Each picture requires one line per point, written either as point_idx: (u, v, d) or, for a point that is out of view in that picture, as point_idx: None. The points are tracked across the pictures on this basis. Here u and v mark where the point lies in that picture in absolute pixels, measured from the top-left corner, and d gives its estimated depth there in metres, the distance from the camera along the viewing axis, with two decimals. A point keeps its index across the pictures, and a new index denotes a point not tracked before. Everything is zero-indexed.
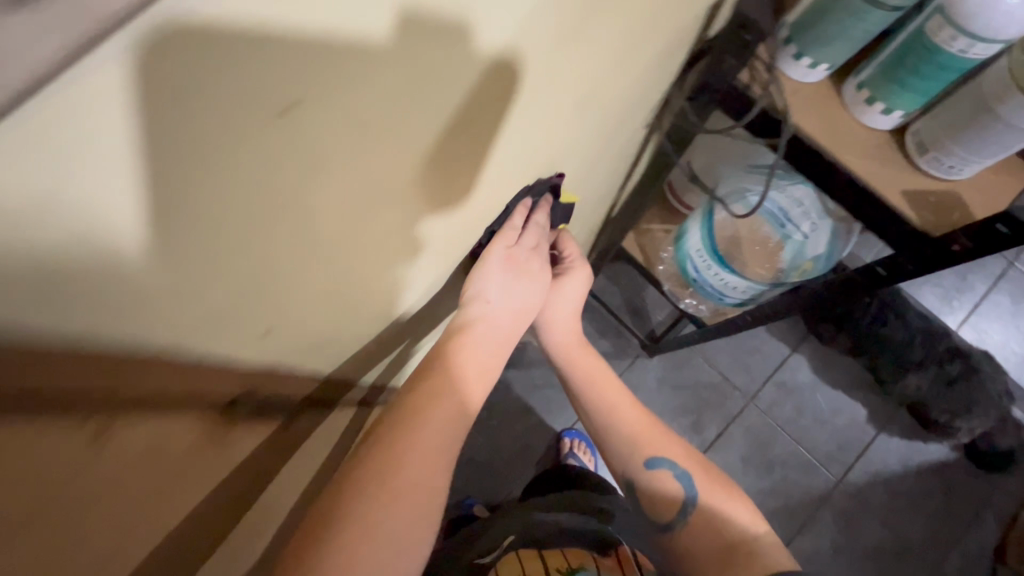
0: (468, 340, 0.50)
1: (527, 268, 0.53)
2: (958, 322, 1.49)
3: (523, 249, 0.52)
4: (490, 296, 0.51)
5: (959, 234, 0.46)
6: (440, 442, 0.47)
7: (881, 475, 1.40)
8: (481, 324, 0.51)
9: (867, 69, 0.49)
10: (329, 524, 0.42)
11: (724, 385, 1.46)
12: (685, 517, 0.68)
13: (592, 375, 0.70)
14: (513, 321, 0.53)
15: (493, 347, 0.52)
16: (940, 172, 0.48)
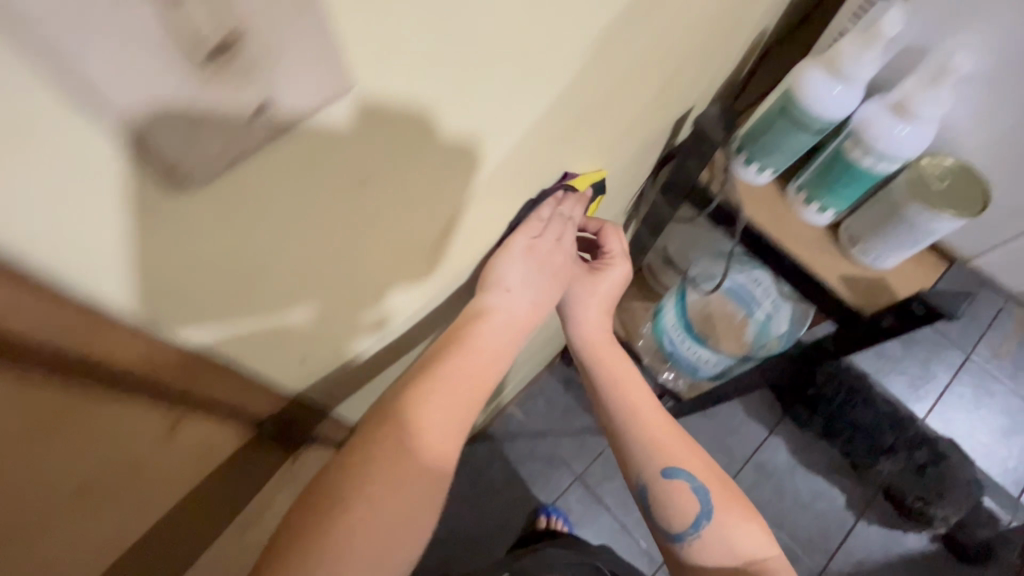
0: (465, 339, 0.43)
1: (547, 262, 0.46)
2: (926, 411, 1.56)
3: (546, 244, 0.46)
4: (509, 284, 0.44)
5: (885, 313, 0.54)
6: (439, 435, 0.40)
7: (863, 564, 1.40)
8: (491, 316, 0.44)
9: (803, 176, 0.59)
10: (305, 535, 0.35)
11: None
12: (696, 533, 0.52)
13: (614, 373, 0.55)
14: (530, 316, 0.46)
15: (486, 351, 0.44)
16: (866, 261, 0.58)
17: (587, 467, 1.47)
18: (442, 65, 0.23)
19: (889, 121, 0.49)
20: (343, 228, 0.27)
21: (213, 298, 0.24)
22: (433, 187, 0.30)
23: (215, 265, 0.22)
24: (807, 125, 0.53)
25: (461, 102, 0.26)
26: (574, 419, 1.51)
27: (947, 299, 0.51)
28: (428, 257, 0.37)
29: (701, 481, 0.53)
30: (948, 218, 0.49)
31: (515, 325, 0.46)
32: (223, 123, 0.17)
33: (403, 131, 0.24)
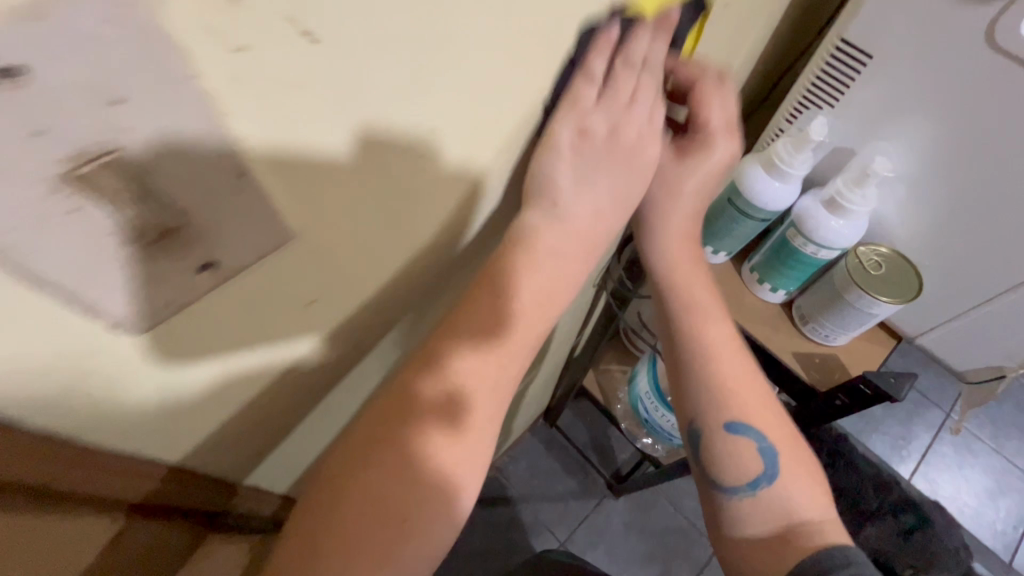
0: (534, 269, 0.34)
1: (612, 152, 0.35)
2: (910, 472, 1.55)
3: (603, 123, 0.34)
4: (560, 194, 0.34)
5: (839, 391, 0.55)
6: (483, 421, 0.33)
7: None
8: (546, 232, 0.34)
9: (755, 258, 0.63)
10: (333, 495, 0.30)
11: (692, 531, 1.44)
12: (752, 490, 0.48)
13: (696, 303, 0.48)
14: (593, 222, 0.36)
15: (555, 292, 0.35)
16: (818, 337, 0.60)
17: (570, 534, 1.43)
18: (384, 216, 0.25)
19: (825, 215, 0.53)
20: (289, 347, 0.27)
21: (146, 416, 0.23)
22: (387, 302, 0.31)
23: (155, 389, 0.22)
24: (752, 215, 0.57)
25: (412, 230, 0.28)
26: (556, 483, 1.48)
27: (895, 380, 0.52)
28: (380, 356, 0.38)
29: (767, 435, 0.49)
30: (886, 302, 0.52)
31: (581, 234, 0.36)
32: (169, 283, 0.19)
33: (356, 258, 0.26)
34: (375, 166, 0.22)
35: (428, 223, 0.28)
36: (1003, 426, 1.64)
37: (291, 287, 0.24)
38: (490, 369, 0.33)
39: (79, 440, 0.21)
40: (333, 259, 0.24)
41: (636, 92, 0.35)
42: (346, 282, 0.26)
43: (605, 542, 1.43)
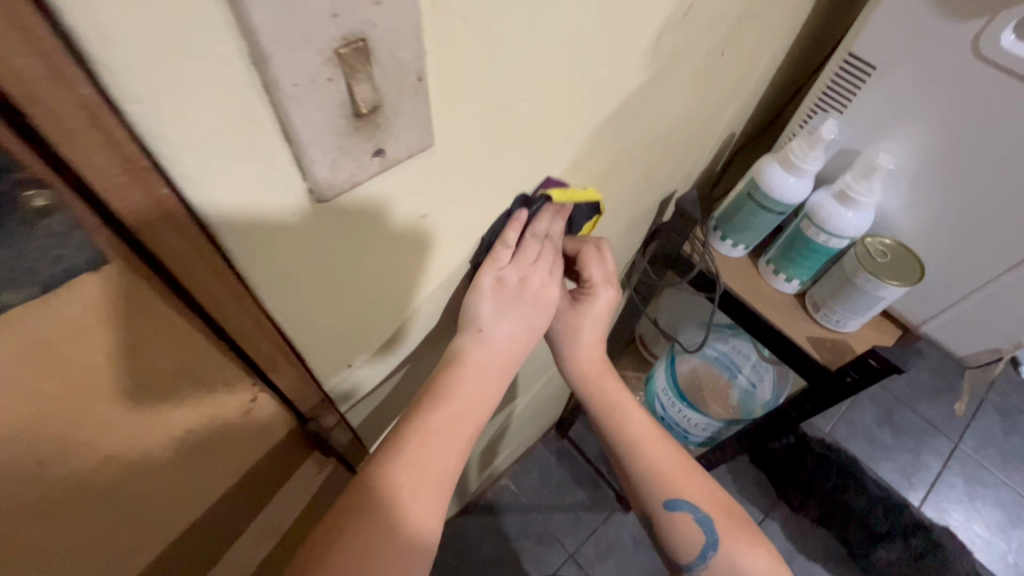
0: (456, 387, 0.40)
1: (523, 294, 0.43)
2: (920, 500, 1.55)
3: (516, 277, 0.42)
4: (481, 325, 0.42)
5: (850, 367, 0.61)
6: (422, 494, 0.38)
7: None
8: (470, 355, 0.42)
9: (771, 251, 0.69)
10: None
11: None
12: (702, 562, 0.53)
13: (615, 405, 0.53)
14: (509, 344, 0.43)
15: (477, 400, 0.41)
16: (830, 323, 0.65)
17: (579, 547, 1.43)
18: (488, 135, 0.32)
19: (836, 206, 0.60)
20: (396, 242, 0.32)
21: (302, 281, 0.29)
22: (472, 217, 0.37)
23: (308, 256, 0.28)
24: (769, 208, 0.64)
25: (500, 157, 0.35)
26: (566, 495, 1.49)
27: (899, 355, 0.57)
28: (462, 289, 0.44)
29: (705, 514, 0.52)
30: (891, 286, 0.58)
31: (498, 365, 0.42)
32: (354, 158, 0.25)
33: (463, 169, 0.32)
34: (492, 86, 0.29)
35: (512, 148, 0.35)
36: (1013, 459, 1.64)
37: (415, 185, 0.30)
38: (408, 479, 0.37)
39: (245, 282, 0.26)
40: (449, 165, 0.31)
41: (541, 253, 0.43)
42: (448, 189, 0.33)
43: (613, 557, 1.43)
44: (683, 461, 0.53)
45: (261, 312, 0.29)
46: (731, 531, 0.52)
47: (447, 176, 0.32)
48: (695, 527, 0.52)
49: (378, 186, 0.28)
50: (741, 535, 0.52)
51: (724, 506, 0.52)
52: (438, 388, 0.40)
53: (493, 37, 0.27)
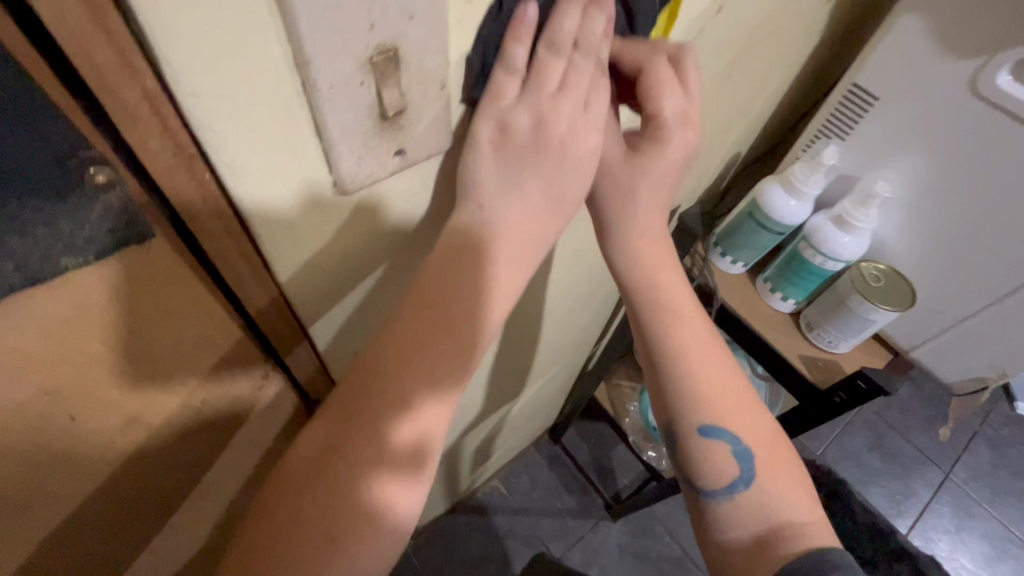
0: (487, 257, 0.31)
1: (541, 146, 0.30)
2: (907, 527, 1.56)
3: (530, 120, 0.30)
4: (493, 189, 0.31)
5: (839, 387, 0.62)
6: (436, 383, 0.30)
7: None
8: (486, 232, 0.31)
9: (769, 269, 0.71)
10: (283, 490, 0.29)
11: (686, 560, 1.45)
12: (730, 494, 0.49)
13: (669, 304, 0.45)
14: (534, 214, 0.32)
15: (518, 265, 0.32)
16: (822, 343, 0.67)
17: (564, 552, 1.44)
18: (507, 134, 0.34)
19: (833, 230, 0.61)
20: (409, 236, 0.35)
21: (318, 267, 0.31)
22: None
23: (326, 244, 0.30)
24: (768, 228, 0.66)
25: None
26: (556, 500, 1.51)
27: (887, 379, 0.59)
28: None
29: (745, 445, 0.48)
30: (883, 310, 0.60)
31: (515, 240, 0.32)
32: (377, 157, 0.27)
33: None
34: None
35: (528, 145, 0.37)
36: (1001, 492, 1.65)
37: (428, 184, 0.32)
38: (422, 366, 0.30)
39: (267, 264, 0.28)
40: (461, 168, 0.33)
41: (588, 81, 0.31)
42: (459, 190, 0.35)
43: (598, 564, 1.44)
44: (733, 386, 0.48)
45: (278, 294, 0.31)
46: (768, 465, 0.48)
47: (459, 177, 0.34)
48: (727, 457, 0.48)
49: (395, 184, 0.30)
50: (779, 474, 0.48)
51: (768, 441, 0.48)
52: (452, 251, 0.31)
53: (512, 52, 0.29)
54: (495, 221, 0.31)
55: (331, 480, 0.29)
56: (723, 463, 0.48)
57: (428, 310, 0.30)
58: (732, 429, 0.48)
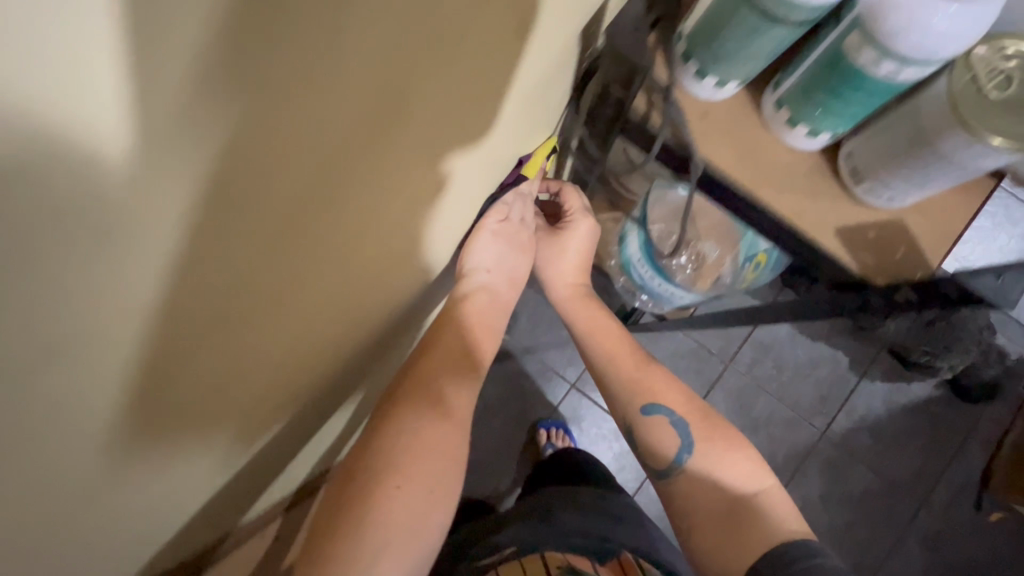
0: (445, 371, 0.68)
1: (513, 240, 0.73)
2: None
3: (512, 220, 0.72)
4: (485, 266, 0.72)
5: (905, 286, 0.46)
6: (424, 446, 0.63)
7: (866, 421, 1.39)
8: (478, 295, 0.72)
9: (784, 87, 0.47)
10: (366, 497, 0.59)
11: (701, 351, 1.42)
12: (680, 463, 0.73)
13: (587, 324, 0.83)
14: (507, 283, 0.74)
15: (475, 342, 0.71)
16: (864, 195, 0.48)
17: (580, 376, 1.46)
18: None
19: (924, 4, 0.36)
20: None
21: None
22: None
23: None
24: (782, 17, 0.40)
25: None
26: (561, 329, 1.46)
27: (996, 282, 0.46)
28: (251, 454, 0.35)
29: (681, 417, 0.75)
30: (987, 145, 0.39)
31: (485, 314, 0.72)
32: None
33: None
34: None
35: (78, 77, 0.15)
36: None
37: None
38: (435, 431, 0.64)
39: None
40: None
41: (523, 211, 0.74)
42: None
43: None
44: (666, 376, 0.79)
45: None
46: (704, 440, 0.73)
47: None
48: (667, 425, 0.74)
49: None
50: (714, 443, 0.72)
51: (698, 416, 0.74)
52: (428, 377, 0.67)
53: None
54: (485, 292, 0.72)
55: (382, 488, 0.59)
56: (665, 430, 0.74)
57: (415, 409, 0.65)
58: (667, 406, 0.75)
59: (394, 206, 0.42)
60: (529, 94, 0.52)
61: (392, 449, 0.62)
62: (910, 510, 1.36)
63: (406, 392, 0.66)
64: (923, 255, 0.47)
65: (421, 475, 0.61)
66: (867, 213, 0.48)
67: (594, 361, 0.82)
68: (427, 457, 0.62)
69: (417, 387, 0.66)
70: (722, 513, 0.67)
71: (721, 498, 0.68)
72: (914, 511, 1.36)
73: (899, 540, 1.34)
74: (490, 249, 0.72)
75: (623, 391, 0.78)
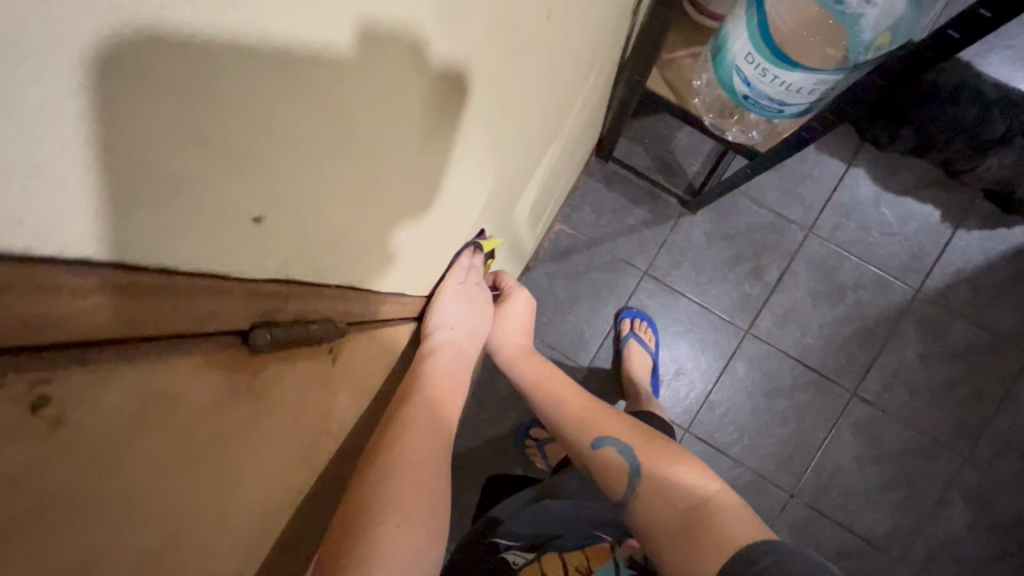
0: (418, 420, 0.57)
1: (473, 298, 0.70)
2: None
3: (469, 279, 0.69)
4: (449, 323, 0.66)
5: None
6: (421, 471, 0.56)
7: (964, 273, 1.31)
8: (443, 350, 0.64)
9: None
10: (361, 529, 0.50)
11: (778, 223, 1.35)
12: (634, 487, 0.75)
13: (556, 396, 0.86)
14: (472, 343, 0.68)
15: (454, 382, 0.64)
16: None
17: (652, 263, 1.38)
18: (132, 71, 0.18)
19: None
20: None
21: None
22: None
23: None
24: None
25: None
26: (626, 217, 1.39)
27: None
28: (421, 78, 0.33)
29: (624, 444, 0.78)
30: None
31: (450, 377, 0.63)
32: None
33: None
34: None
35: (121, 201, 0.20)
36: None
37: None
38: (415, 461, 0.55)
39: None
40: None
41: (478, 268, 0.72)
42: None
43: (688, 260, 1.38)
44: (618, 420, 0.82)
45: None
46: (653, 461, 0.75)
47: None
48: (617, 455, 0.78)
49: None
50: (666, 460, 0.75)
51: (641, 438, 0.78)
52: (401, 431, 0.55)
53: None
54: (450, 348, 0.65)
55: (382, 526, 0.51)
56: (616, 460, 0.77)
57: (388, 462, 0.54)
58: (613, 436, 0.79)
59: (413, 159, 0.39)
60: None
61: (378, 505, 0.51)
62: (1017, 361, 1.29)
63: (371, 451, 0.54)
64: None
65: (423, 506, 0.55)
66: None
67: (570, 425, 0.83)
68: (417, 503, 0.54)
69: (401, 430, 0.56)
70: (677, 524, 0.68)
71: (676, 509, 0.69)
72: (1022, 361, 1.29)
73: (1007, 393, 1.29)
74: (452, 307, 0.67)
75: (576, 432, 0.82)
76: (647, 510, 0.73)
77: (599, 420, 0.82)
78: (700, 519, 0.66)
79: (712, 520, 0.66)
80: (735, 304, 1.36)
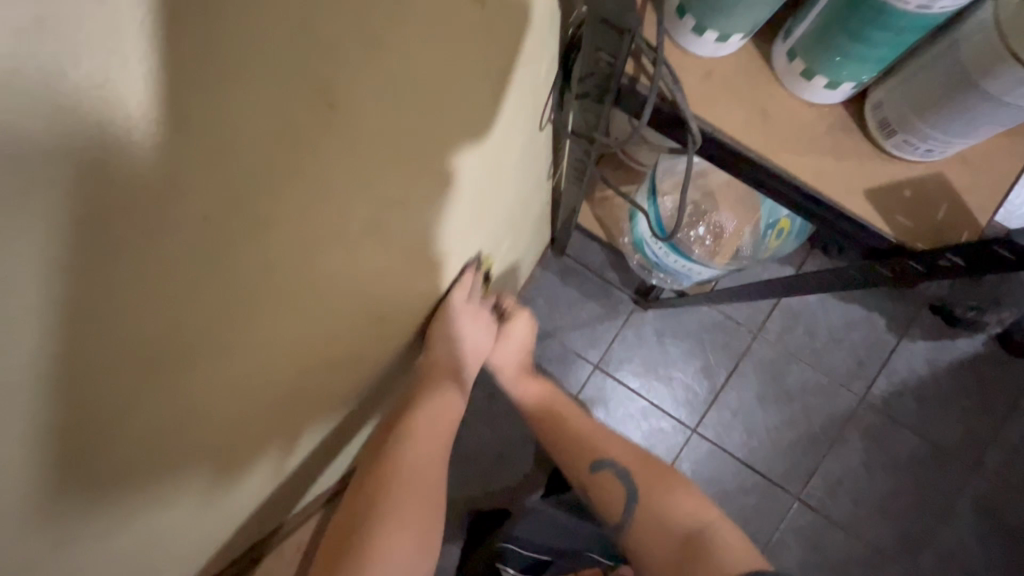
0: (408, 456, 0.73)
1: (478, 309, 0.76)
2: None
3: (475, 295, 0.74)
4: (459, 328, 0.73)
5: (948, 253, 0.47)
6: (412, 498, 0.70)
7: (908, 384, 1.32)
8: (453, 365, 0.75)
9: (795, 36, 0.49)
10: (362, 540, 0.67)
11: (726, 323, 1.37)
12: (630, 510, 0.77)
13: (561, 417, 0.86)
14: (476, 345, 0.77)
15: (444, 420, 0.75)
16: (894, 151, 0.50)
17: (603, 357, 1.39)
18: None
19: None
20: None
21: None
22: None
23: None
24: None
25: None
26: (579, 309, 1.40)
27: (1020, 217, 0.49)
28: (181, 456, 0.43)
29: (624, 467, 0.79)
30: None
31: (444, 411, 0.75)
32: None
33: None
34: None
35: None
36: None
37: None
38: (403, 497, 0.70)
39: None
40: None
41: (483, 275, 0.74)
42: None
43: (638, 355, 1.39)
44: (622, 447, 0.82)
45: None
46: (653, 486, 0.77)
47: None
48: (614, 479, 0.79)
49: None
50: (664, 490, 0.76)
51: (639, 464, 0.79)
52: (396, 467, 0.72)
53: None
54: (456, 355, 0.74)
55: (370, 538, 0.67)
56: (614, 486, 0.78)
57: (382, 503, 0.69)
58: (614, 460, 0.80)
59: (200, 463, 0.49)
60: (524, 59, 0.50)
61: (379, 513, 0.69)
62: (959, 474, 1.30)
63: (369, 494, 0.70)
64: (964, 211, 0.50)
65: (417, 512, 0.70)
66: (904, 168, 0.51)
67: (570, 444, 0.84)
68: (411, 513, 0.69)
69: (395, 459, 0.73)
70: (677, 554, 0.71)
71: (673, 541, 0.72)
72: (963, 475, 1.30)
73: (948, 506, 1.29)
74: (462, 318, 0.72)
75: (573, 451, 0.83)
76: (640, 535, 0.75)
77: (603, 442, 0.82)
78: (700, 550, 0.69)
79: (709, 549, 0.69)
80: (683, 402, 1.37)
